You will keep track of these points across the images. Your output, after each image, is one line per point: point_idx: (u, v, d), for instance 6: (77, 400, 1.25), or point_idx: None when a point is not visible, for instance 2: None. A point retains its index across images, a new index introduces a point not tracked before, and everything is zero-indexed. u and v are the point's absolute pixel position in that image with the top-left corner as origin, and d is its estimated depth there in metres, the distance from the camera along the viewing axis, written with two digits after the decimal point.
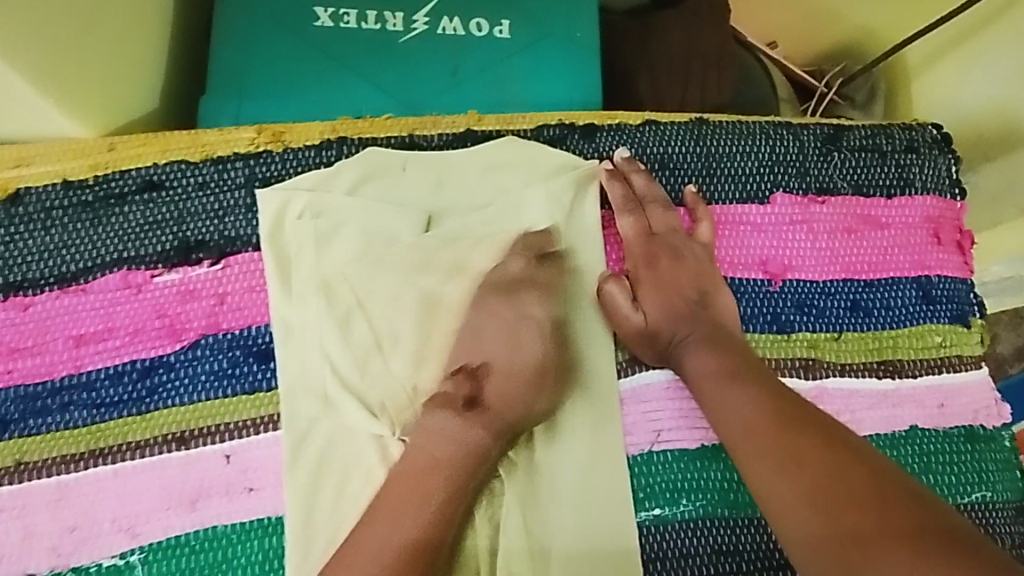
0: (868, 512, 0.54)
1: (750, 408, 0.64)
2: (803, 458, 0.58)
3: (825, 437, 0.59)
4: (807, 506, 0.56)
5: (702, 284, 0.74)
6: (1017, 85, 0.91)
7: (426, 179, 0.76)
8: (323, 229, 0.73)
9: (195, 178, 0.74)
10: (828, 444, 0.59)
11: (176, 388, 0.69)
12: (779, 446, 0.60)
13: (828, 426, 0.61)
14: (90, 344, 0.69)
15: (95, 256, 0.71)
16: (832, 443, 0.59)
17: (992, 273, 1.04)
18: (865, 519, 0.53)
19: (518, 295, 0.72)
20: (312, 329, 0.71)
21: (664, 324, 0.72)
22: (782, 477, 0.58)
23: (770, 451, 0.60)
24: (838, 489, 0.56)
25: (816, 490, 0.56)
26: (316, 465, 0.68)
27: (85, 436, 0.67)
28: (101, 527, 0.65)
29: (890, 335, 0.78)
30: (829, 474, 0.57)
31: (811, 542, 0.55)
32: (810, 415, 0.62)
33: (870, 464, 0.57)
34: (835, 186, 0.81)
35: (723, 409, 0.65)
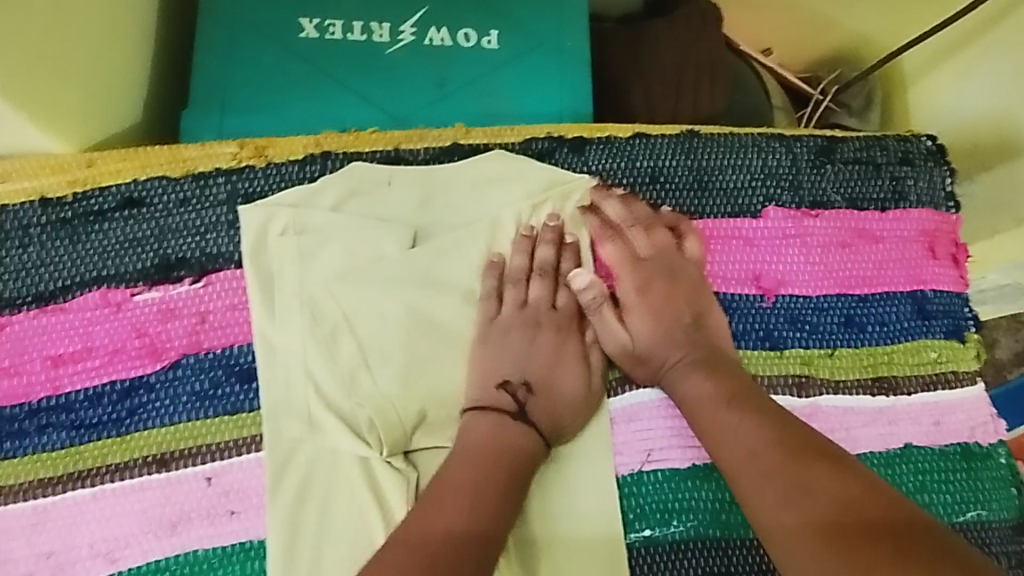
0: (878, 544, 0.54)
1: (753, 434, 0.63)
2: (805, 487, 0.58)
3: (831, 466, 0.60)
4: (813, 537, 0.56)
5: (699, 306, 0.73)
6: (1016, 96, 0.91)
7: (413, 195, 0.75)
8: (307, 246, 0.72)
9: (176, 195, 0.73)
10: (834, 473, 0.59)
11: (157, 409, 0.68)
12: (785, 476, 0.60)
13: (825, 449, 0.61)
14: (68, 365, 0.68)
15: (74, 274, 0.70)
16: (837, 472, 0.59)
17: (990, 282, 1.01)
18: (875, 551, 0.53)
19: (511, 318, 0.71)
20: (295, 349, 0.70)
21: (655, 344, 0.71)
22: (786, 507, 0.58)
23: (775, 481, 0.60)
24: (843, 519, 0.56)
25: (823, 521, 0.56)
26: (300, 489, 0.66)
27: (64, 458, 0.66)
28: (79, 552, 0.64)
29: (884, 350, 0.77)
30: (836, 505, 0.57)
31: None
32: (814, 443, 0.62)
33: (869, 488, 0.58)
34: (828, 200, 0.80)
35: (720, 435, 0.65)
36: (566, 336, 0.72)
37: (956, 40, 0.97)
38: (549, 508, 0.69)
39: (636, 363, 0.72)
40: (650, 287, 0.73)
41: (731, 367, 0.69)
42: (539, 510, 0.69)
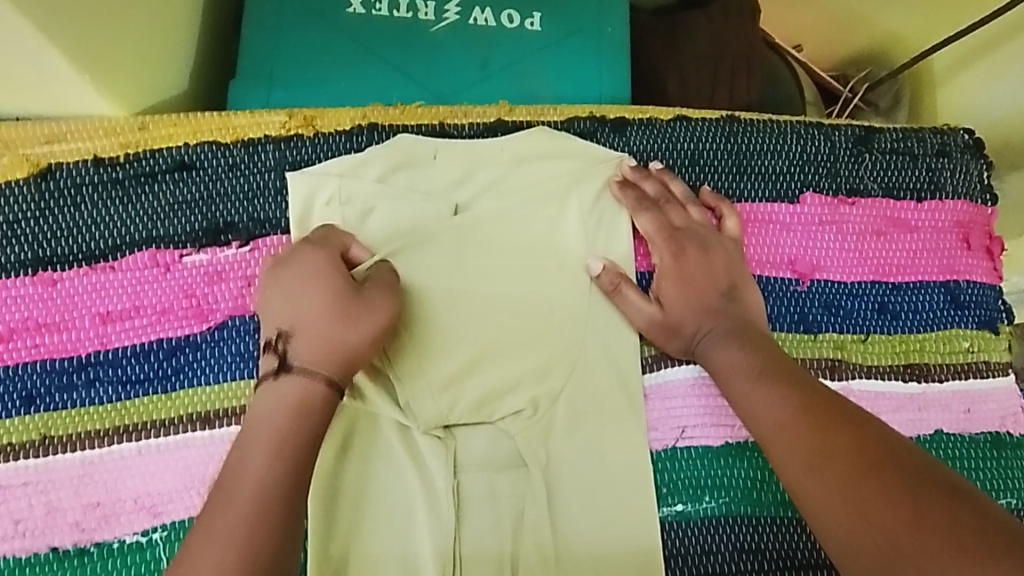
0: (900, 504, 0.51)
1: (779, 408, 0.62)
2: (834, 454, 0.57)
3: (859, 432, 0.57)
4: (842, 505, 0.54)
5: (733, 278, 0.73)
6: None
7: (457, 169, 0.76)
8: (352, 216, 0.73)
9: (226, 160, 0.74)
10: (863, 439, 0.57)
11: (202, 367, 0.69)
12: (810, 445, 0.58)
13: (864, 421, 0.59)
14: (116, 322, 0.69)
15: (125, 234, 0.71)
16: (868, 439, 0.57)
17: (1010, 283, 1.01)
18: (895, 512, 0.51)
19: None
20: None
21: (692, 320, 0.72)
22: (813, 475, 0.57)
23: (801, 450, 0.59)
24: (870, 486, 0.53)
25: (847, 486, 0.54)
26: (341, 451, 0.68)
27: (110, 413, 0.67)
28: (124, 505, 0.65)
29: (917, 338, 0.78)
30: (860, 469, 0.55)
31: (847, 542, 0.53)
32: (842, 411, 0.60)
33: (901, 457, 0.54)
34: (865, 188, 0.81)
35: (754, 407, 0.65)
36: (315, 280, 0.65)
37: (992, 37, 0.96)
38: (584, 481, 0.70)
39: (672, 339, 0.72)
40: (690, 263, 0.73)
41: (769, 345, 0.69)
42: (573, 483, 0.69)
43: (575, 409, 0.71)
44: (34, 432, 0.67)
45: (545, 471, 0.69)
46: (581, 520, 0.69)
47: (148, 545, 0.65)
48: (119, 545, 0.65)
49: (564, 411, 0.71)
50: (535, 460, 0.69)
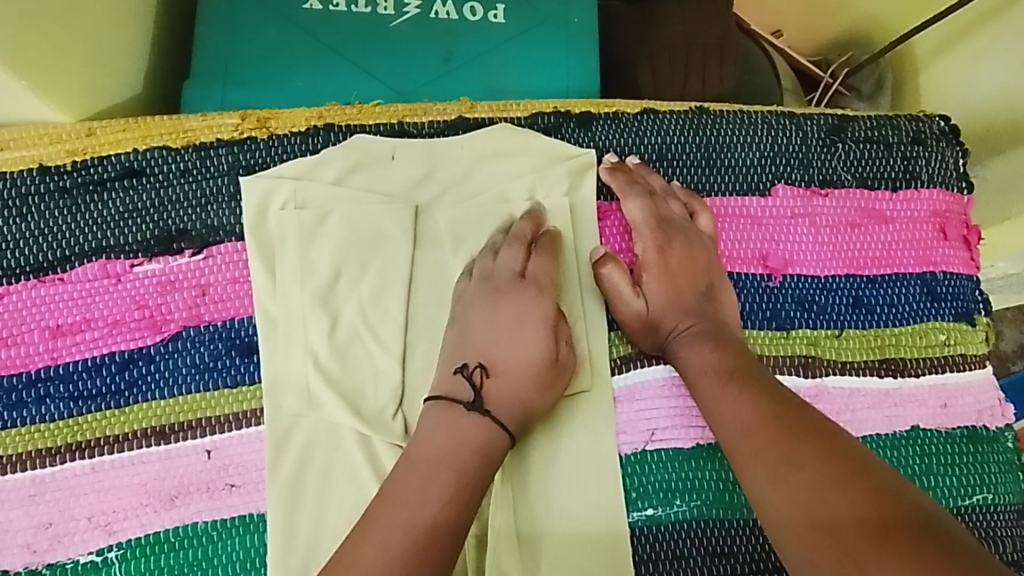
0: (865, 521, 0.50)
1: (745, 414, 0.61)
2: (799, 462, 0.56)
3: (829, 443, 0.56)
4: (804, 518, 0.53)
5: (710, 277, 0.72)
6: (1011, 83, 0.90)
7: (417, 167, 0.74)
8: (308, 219, 0.71)
9: (178, 165, 0.72)
10: (830, 452, 0.56)
11: (156, 381, 0.67)
12: (776, 453, 0.57)
13: (830, 432, 0.58)
14: (66, 336, 0.67)
15: (74, 245, 0.69)
16: (835, 451, 0.56)
17: (997, 269, 1.01)
18: (860, 530, 0.50)
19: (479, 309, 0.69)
20: (297, 325, 0.68)
21: (667, 320, 0.70)
22: (777, 484, 0.56)
23: (766, 458, 0.58)
24: (834, 500, 0.52)
25: (812, 498, 0.54)
26: (300, 465, 0.65)
27: (61, 429, 0.65)
28: (78, 524, 0.64)
29: (893, 332, 0.76)
30: (826, 484, 0.54)
31: (810, 557, 0.52)
32: (811, 421, 0.59)
33: (868, 473, 0.54)
34: (839, 179, 0.79)
35: (720, 410, 0.63)
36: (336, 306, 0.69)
37: (971, 20, 0.93)
38: (556, 502, 0.68)
39: (646, 340, 0.71)
40: (667, 261, 0.72)
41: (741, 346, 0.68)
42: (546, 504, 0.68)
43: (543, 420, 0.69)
44: None
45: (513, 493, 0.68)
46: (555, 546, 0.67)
47: (103, 565, 0.63)
48: (73, 566, 0.63)
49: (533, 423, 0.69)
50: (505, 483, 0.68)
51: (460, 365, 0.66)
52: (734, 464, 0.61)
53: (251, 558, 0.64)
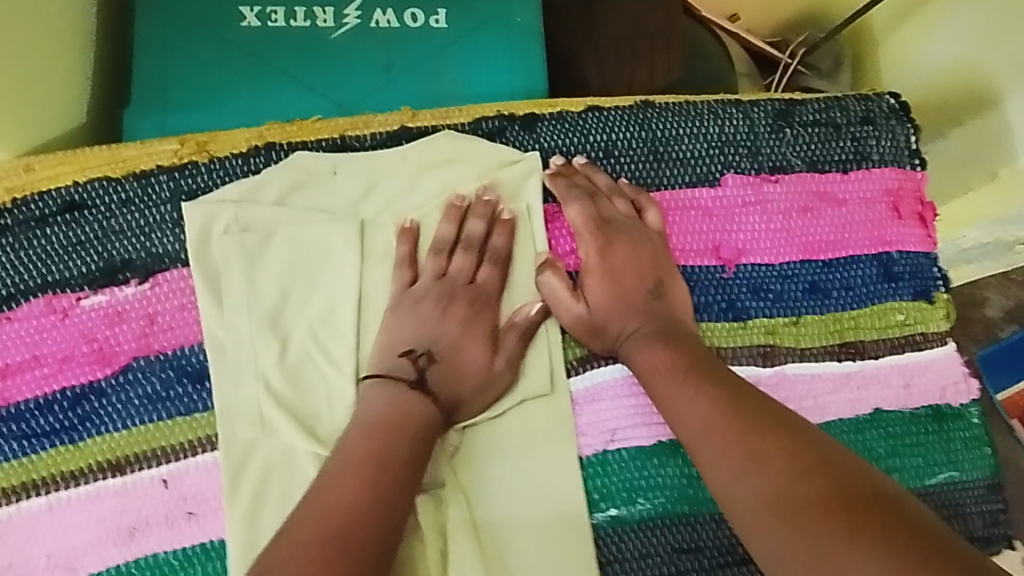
0: (831, 514, 0.50)
1: (705, 411, 0.61)
2: (761, 458, 0.56)
3: (787, 437, 0.57)
4: (770, 515, 0.53)
5: (656, 274, 0.71)
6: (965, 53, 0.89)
7: (360, 183, 0.73)
8: (252, 243, 0.70)
9: (118, 195, 0.71)
10: (791, 444, 0.56)
11: (109, 413, 0.66)
12: (738, 450, 0.57)
13: (792, 424, 0.58)
14: (17, 375, 0.67)
15: (19, 282, 0.69)
16: (795, 443, 0.56)
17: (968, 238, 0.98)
18: (827, 523, 0.50)
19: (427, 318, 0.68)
20: (247, 350, 0.68)
21: (616, 318, 0.70)
22: (741, 481, 0.56)
23: (728, 455, 0.58)
24: (798, 493, 0.53)
25: (776, 493, 0.54)
26: (257, 490, 0.65)
27: (15, 469, 0.65)
28: (38, 562, 0.63)
29: (851, 315, 0.75)
30: (789, 478, 0.54)
31: (777, 551, 0.52)
32: (770, 414, 0.59)
33: (830, 462, 0.54)
34: (788, 164, 0.78)
35: (681, 407, 0.63)
36: (285, 329, 0.69)
37: None
38: (520, 514, 0.68)
39: (596, 340, 0.70)
40: (606, 262, 0.71)
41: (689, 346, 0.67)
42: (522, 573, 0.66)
43: (493, 460, 0.68)
44: None
45: (473, 506, 0.67)
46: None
47: None
48: None
49: (483, 467, 0.68)
50: (467, 514, 0.67)
51: (409, 349, 0.67)
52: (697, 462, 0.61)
53: None
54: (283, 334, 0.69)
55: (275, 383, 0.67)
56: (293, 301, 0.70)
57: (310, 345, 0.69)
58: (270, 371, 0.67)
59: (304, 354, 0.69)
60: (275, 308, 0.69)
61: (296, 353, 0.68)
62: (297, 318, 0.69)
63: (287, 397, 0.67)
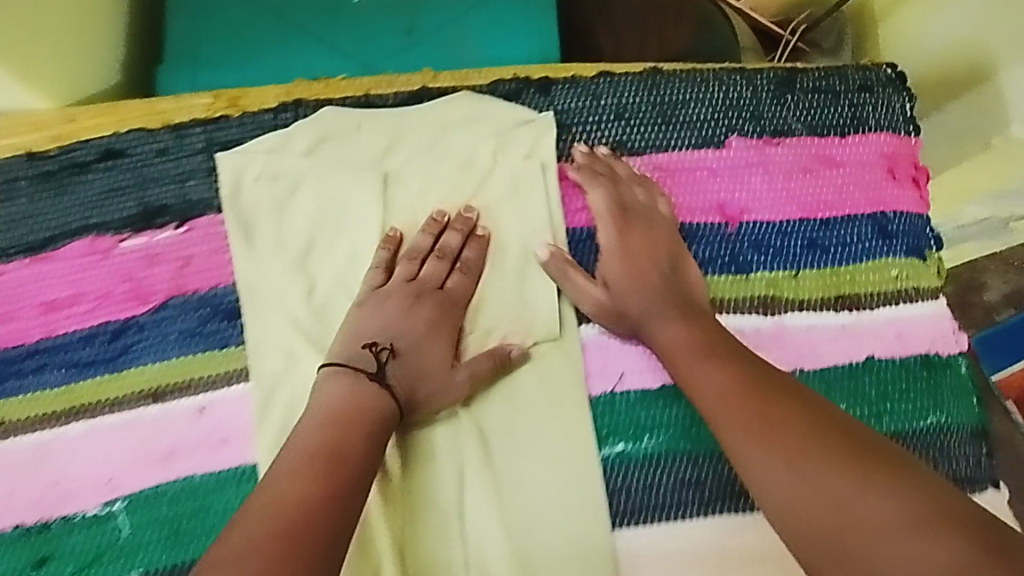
0: (849, 467, 0.54)
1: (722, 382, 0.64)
2: (776, 425, 0.58)
3: (802, 407, 0.59)
4: (789, 477, 0.55)
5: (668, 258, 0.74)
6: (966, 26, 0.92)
7: (382, 138, 0.76)
8: (282, 192, 0.74)
9: (155, 145, 0.75)
10: (805, 413, 0.59)
11: (148, 346, 0.71)
12: (754, 414, 0.60)
13: (805, 397, 0.61)
14: (61, 310, 0.71)
15: (61, 224, 0.73)
16: (810, 412, 0.59)
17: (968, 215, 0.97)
18: (847, 476, 0.53)
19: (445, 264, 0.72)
20: (276, 292, 0.72)
21: (634, 298, 0.72)
22: (757, 445, 0.58)
23: (744, 423, 0.60)
24: (813, 456, 0.55)
25: (793, 456, 0.56)
26: (285, 423, 0.69)
27: (60, 395, 0.69)
28: (82, 482, 0.67)
29: (848, 270, 0.79)
30: (806, 437, 0.57)
31: (795, 510, 0.54)
32: (785, 389, 0.62)
33: (845, 430, 0.57)
34: (790, 128, 0.82)
35: (699, 384, 0.66)
36: (311, 272, 0.73)
37: None
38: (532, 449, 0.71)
39: (604, 309, 0.73)
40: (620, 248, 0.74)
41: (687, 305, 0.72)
42: (534, 501, 0.70)
43: (507, 398, 0.72)
44: None
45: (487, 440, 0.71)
46: (554, 549, 0.69)
47: (106, 517, 0.67)
48: (80, 519, 0.67)
49: (498, 403, 0.72)
50: (482, 447, 0.71)
51: (370, 341, 0.67)
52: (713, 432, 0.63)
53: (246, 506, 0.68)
54: (309, 278, 0.72)
55: (302, 322, 0.71)
56: (319, 248, 0.73)
57: (334, 288, 0.72)
58: (298, 311, 0.71)
59: (329, 297, 0.72)
60: (303, 253, 0.73)
61: (323, 295, 0.72)
62: (323, 263, 0.73)
63: (314, 335, 0.71)
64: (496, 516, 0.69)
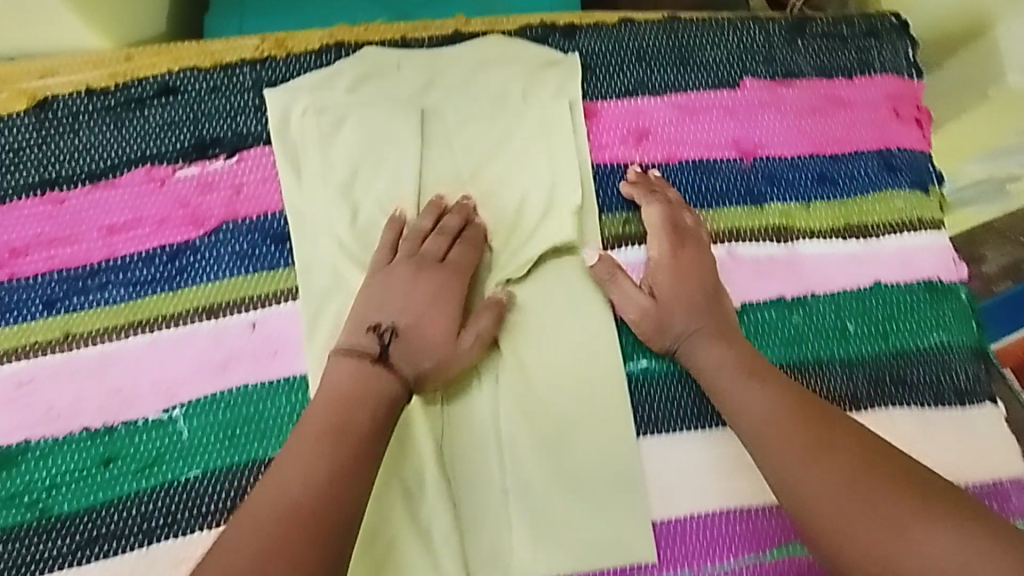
0: (908, 499, 0.60)
1: (772, 401, 0.69)
2: (833, 451, 0.64)
3: (849, 432, 0.66)
4: (847, 501, 0.61)
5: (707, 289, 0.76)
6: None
7: (420, 77, 0.81)
8: (327, 125, 0.79)
9: (207, 83, 0.80)
10: (855, 439, 0.65)
11: (203, 268, 0.75)
12: (809, 438, 0.65)
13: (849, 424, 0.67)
14: (122, 233, 0.76)
15: (121, 155, 0.77)
16: (857, 438, 0.65)
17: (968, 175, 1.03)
18: (908, 507, 0.59)
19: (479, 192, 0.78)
20: (322, 217, 0.77)
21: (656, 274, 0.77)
22: (815, 471, 0.63)
23: (799, 450, 0.65)
24: (867, 482, 0.61)
25: (849, 480, 0.62)
26: (332, 336, 0.74)
27: (122, 311, 0.74)
28: (144, 389, 0.73)
29: (856, 201, 0.84)
30: (857, 465, 0.63)
31: (857, 537, 0.59)
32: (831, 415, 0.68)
33: (892, 460, 0.63)
34: (800, 70, 0.87)
35: (745, 406, 0.70)
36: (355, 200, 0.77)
37: None
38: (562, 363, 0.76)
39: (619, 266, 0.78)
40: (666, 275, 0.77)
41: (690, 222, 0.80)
42: (562, 409, 0.75)
43: (538, 315, 0.77)
44: (58, 332, 0.73)
45: (520, 354, 0.76)
46: (584, 456, 0.74)
47: (168, 421, 0.72)
48: (143, 423, 0.72)
49: (529, 320, 0.77)
50: (515, 360, 0.76)
51: (374, 324, 0.70)
52: (763, 457, 0.67)
53: (296, 412, 0.73)
54: (352, 206, 0.77)
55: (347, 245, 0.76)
56: (361, 178, 0.78)
57: (377, 215, 0.77)
58: (342, 234, 0.76)
59: (372, 223, 0.77)
60: (346, 182, 0.78)
61: (367, 220, 0.77)
62: (366, 191, 0.78)
63: (358, 257, 0.76)
64: (527, 420, 0.74)
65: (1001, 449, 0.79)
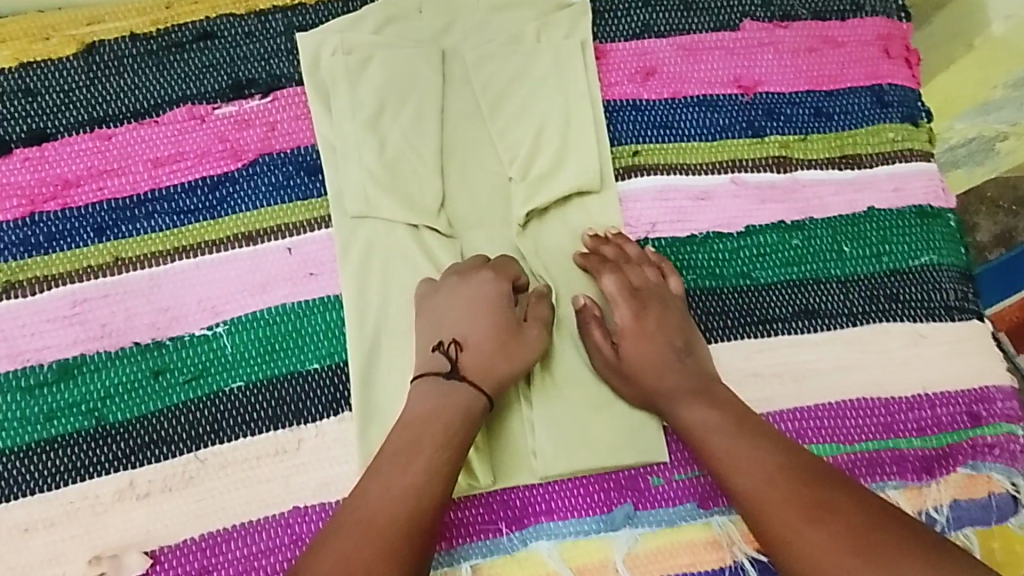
0: (898, 543, 0.62)
1: (765, 465, 0.69)
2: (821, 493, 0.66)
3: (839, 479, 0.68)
4: (838, 540, 0.63)
5: (686, 334, 0.79)
6: None
7: (440, 19, 0.87)
8: (355, 63, 0.84)
9: (242, 29, 0.85)
10: (841, 486, 0.67)
11: (243, 197, 0.81)
12: (801, 480, 0.67)
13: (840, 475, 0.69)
14: (166, 166, 0.81)
15: (163, 95, 0.83)
16: (847, 484, 0.67)
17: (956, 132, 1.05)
18: (901, 550, 0.61)
19: None
20: (353, 148, 0.82)
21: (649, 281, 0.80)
22: (806, 509, 0.65)
23: (788, 492, 0.67)
24: (857, 524, 0.64)
25: (836, 518, 0.64)
26: (365, 257, 0.80)
27: (169, 237, 0.79)
28: (191, 308, 0.78)
29: (850, 133, 0.90)
30: (847, 506, 0.65)
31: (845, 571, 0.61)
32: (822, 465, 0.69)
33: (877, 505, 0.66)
34: (796, 13, 0.93)
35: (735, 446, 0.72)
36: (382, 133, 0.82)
37: None
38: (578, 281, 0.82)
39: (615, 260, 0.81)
40: (649, 326, 0.79)
41: (688, 152, 0.87)
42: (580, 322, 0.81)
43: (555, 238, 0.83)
44: (109, 256, 0.79)
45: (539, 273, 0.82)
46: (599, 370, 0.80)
47: (214, 337, 0.78)
48: (190, 338, 0.78)
49: (547, 243, 0.83)
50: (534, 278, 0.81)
51: (437, 343, 0.75)
52: (752, 495, 0.69)
53: (332, 327, 0.79)
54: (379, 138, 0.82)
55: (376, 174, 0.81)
56: (387, 113, 0.83)
57: (403, 146, 0.82)
58: (371, 165, 0.81)
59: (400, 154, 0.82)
60: (374, 116, 0.83)
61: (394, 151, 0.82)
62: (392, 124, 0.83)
63: (387, 184, 0.81)
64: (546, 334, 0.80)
65: (988, 360, 0.85)
